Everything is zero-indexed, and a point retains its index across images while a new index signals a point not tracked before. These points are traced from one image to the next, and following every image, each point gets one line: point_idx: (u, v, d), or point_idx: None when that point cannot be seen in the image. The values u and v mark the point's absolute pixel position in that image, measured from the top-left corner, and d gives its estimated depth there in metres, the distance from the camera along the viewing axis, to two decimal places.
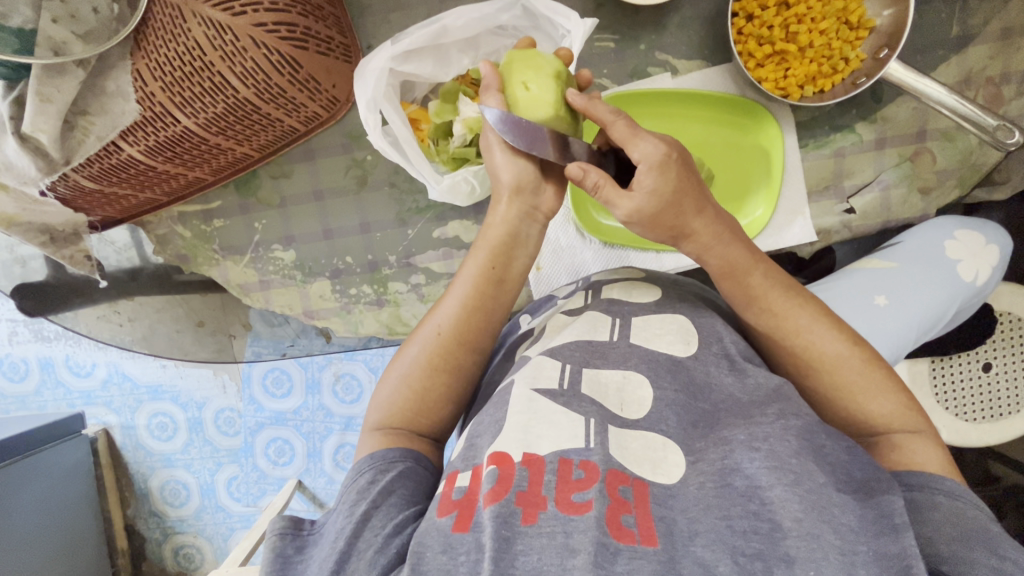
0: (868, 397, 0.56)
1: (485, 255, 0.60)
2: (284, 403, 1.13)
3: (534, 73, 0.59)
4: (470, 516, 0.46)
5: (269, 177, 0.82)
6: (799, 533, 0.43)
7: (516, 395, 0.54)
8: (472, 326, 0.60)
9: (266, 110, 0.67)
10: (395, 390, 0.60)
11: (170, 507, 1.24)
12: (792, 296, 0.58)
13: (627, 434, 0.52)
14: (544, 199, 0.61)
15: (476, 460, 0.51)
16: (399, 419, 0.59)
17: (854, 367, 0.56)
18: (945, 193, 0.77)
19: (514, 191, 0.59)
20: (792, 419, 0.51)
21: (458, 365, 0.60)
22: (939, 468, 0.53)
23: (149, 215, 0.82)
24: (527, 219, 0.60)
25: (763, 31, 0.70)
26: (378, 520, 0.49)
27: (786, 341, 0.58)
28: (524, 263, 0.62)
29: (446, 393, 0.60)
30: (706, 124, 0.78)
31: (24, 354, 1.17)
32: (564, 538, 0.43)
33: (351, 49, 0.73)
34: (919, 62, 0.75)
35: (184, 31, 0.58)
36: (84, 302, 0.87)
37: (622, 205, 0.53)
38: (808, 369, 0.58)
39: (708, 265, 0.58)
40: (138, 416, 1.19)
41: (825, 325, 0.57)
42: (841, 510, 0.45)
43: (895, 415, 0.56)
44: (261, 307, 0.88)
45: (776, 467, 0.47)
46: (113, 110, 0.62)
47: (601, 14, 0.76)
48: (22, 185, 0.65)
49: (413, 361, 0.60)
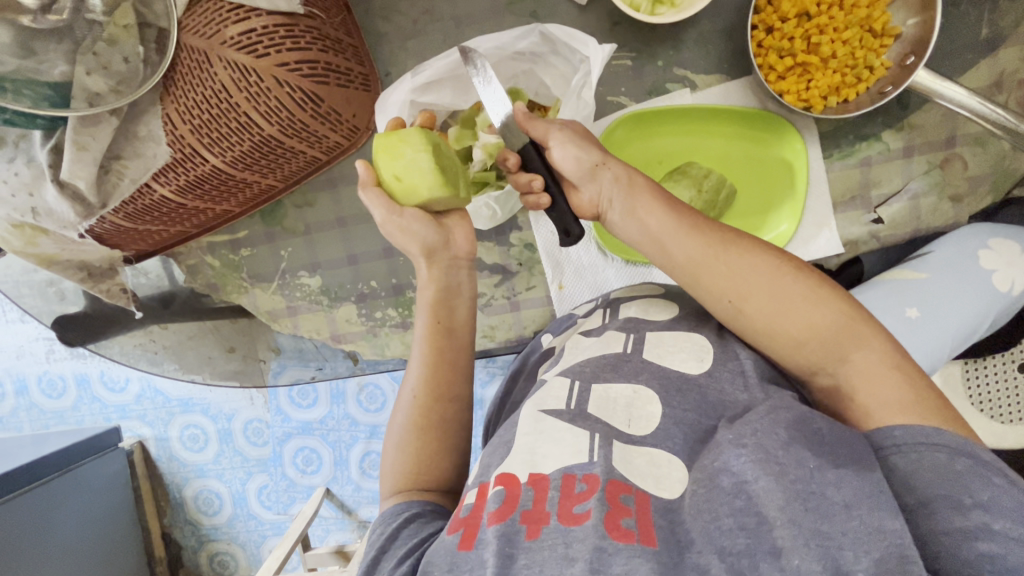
0: (815, 314, 0.54)
1: (426, 315, 0.65)
2: (311, 414, 1.15)
3: (394, 159, 0.59)
4: (474, 533, 0.47)
5: (294, 207, 0.83)
6: (784, 522, 0.43)
7: (524, 416, 0.56)
8: (440, 378, 0.63)
9: (290, 144, 0.68)
10: (395, 457, 0.61)
11: (204, 515, 1.28)
12: (711, 226, 0.58)
13: (632, 449, 0.52)
14: (455, 245, 0.65)
15: (483, 478, 0.52)
16: (405, 483, 0.59)
17: (788, 280, 0.55)
18: (978, 200, 0.76)
19: (429, 253, 0.64)
20: (782, 412, 0.51)
21: (442, 420, 0.62)
22: (900, 411, 0.51)
23: (180, 247, 0.84)
24: (451, 270, 0.65)
25: (784, 44, 0.69)
26: (386, 562, 0.50)
27: (718, 262, 0.56)
28: (467, 309, 0.67)
29: (442, 447, 0.61)
30: (726, 140, 0.77)
31: (62, 371, 1.21)
32: (564, 548, 0.43)
33: (370, 78, 0.74)
34: (947, 67, 0.73)
35: (211, 74, 0.60)
36: (121, 331, 0.90)
37: (547, 132, 0.59)
38: (745, 303, 0.56)
39: (633, 198, 0.58)
40: (171, 428, 1.23)
41: (748, 252, 0.57)
42: (834, 489, 0.44)
43: (840, 344, 0.54)
44: (290, 333, 0.89)
45: (761, 458, 0.47)
46: (146, 153, 0.64)
47: (617, 33, 0.75)
48: (62, 229, 0.68)
49: (402, 428, 0.62)
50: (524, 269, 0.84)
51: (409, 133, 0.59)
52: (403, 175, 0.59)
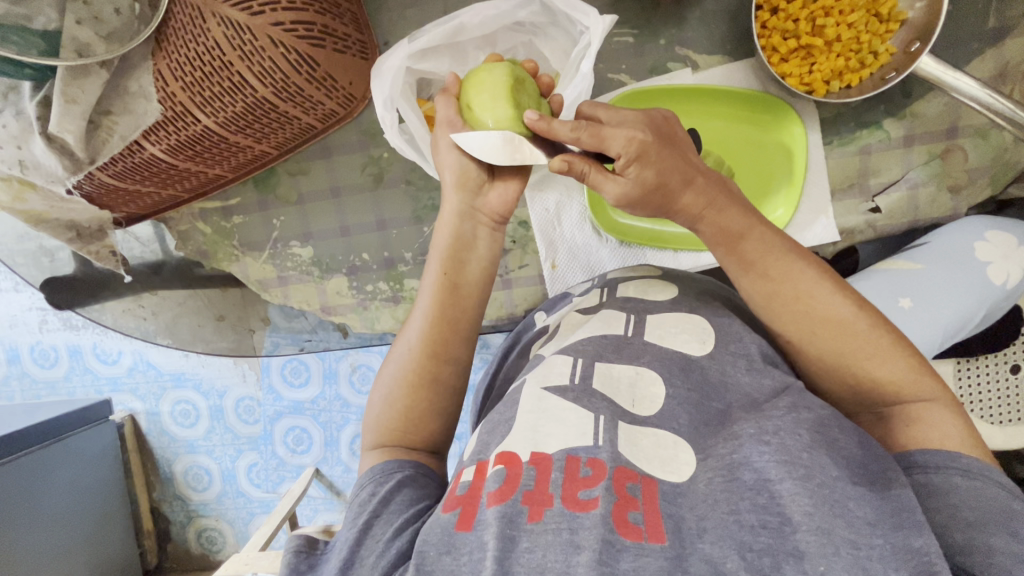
0: (877, 361, 0.54)
1: (438, 265, 0.63)
2: (302, 394, 1.15)
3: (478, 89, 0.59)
4: (473, 514, 0.46)
5: (287, 174, 0.82)
6: (810, 527, 0.42)
7: (526, 395, 0.55)
8: (440, 338, 0.61)
9: (284, 109, 0.68)
10: (381, 409, 0.60)
11: (193, 491, 1.28)
12: (793, 260, 0.55)
13: (637, 430, 0.51)
14: (486, 200, 0.63)
15: (482, 455, 0.52)
16: (390, 437, 0.59)
17: (859, 330, 0.54)
18: (976, 192, 0.75)
19: (458, 188, 0.62)
20: (803, 412, 0.51)
21: (436, 379, 0.61)
22: (957, 443, 0.51)
23: (171, 211, 0.83)
24: (469, 219, 0.63)
25: (788, 25, 0.69)
26: (379, 528, 0.50)
27: (785, 306, 0.55)
28: (480, 268, 0.64)
29: (431, 407, 0.60)
30: (725, 121, 0.76)
31: (53, 342, 1.20)
32: (569, 535, 0.42)
33: (368, 46, 0.73)
34: (953, 56, 0.72)
35: (204, 30, 0.59)
36: (111, 296, 0.89)
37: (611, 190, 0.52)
38: (812, 339, 0.55)
39: (702, 234, 0.56)
40: (162, 403, 1.23)
41: (828, 287, 0.55)
42: (856, 503, 0.43)
43: (903, 385, 0.54)
44: (279, 303, 0.88)
45: (785, 461, 0.46)
46: (136, 110, 0.64)
47: (620, 9, 0.74)
48: (49, 183, 0.67)
49: (393, 381, 0.61)
50: (517, 247, 0.83)
51: (495, 70, 0.60)
52: (481, 116, 0.59)
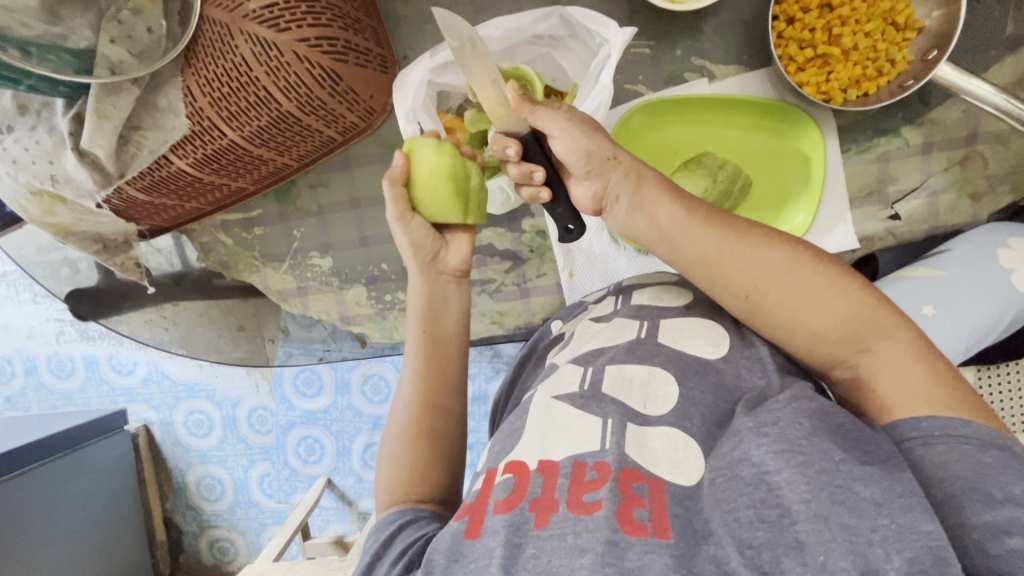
0: (831, 304, 0.51)
1: (415, 326, 0.65)
2: (315, 403, 1.15)
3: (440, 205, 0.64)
4: (481, 521, 0.46)
5: (307, 186, 0.84)
6: (808, 515, 0.41)
7: (537, 403, 0.55)
8: (432, 383, 0.63)
9: (306, 122, 0.69)
10: (389, 467, 0.60)
11: (205, 501, 1.28)
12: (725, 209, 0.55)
13: (647, 431, 0.51)
14: (445, 261, 0.66)
15: (494, 462, 0.52)
16: (400, 492, 0.58)
17: (805, 272, 0.52)
18: (998, 199, 0.76)
19: (418, 263, 0.65)
20: (805, 403, 0.50)
21: (435, 427, 0.62)
22: (923, 400, 0.48)
23: (194, 223, 0.85)
24: (437, 282, 0.66)
25: (804, 35, 0.69)
26: (380, 567, 0.49)
27: (732, 251, 0.53)
28: (456, 319, 0.66)
29: (434, 456, 0.60)
30: (742, 130, 0.76)
31: (71, 353, 1.22)
32: (574, 539, 0.42)
33: (388, 60, 0.74)
34: (970, 62, 0.72)
35: (232, 47, 0.61)
36: (133, 307, 0.91)
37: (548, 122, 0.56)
38: (765, 286, 0.52)
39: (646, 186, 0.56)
40: (176, 414, 1.23)
41: (766, 234, 0.54)
42: (862, 484, 0.42)
43: (864, 329, 0.51)
44: (297, 313, 0.89)
45: (783, 450, 0.45)
46: (164, 125, 0.65)
47: (636, 21, 0.75)
48: (79, 198, 0.69)
49: (393, 435, 0.62)
50: (535, 257, 0.85)
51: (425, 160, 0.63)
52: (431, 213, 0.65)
